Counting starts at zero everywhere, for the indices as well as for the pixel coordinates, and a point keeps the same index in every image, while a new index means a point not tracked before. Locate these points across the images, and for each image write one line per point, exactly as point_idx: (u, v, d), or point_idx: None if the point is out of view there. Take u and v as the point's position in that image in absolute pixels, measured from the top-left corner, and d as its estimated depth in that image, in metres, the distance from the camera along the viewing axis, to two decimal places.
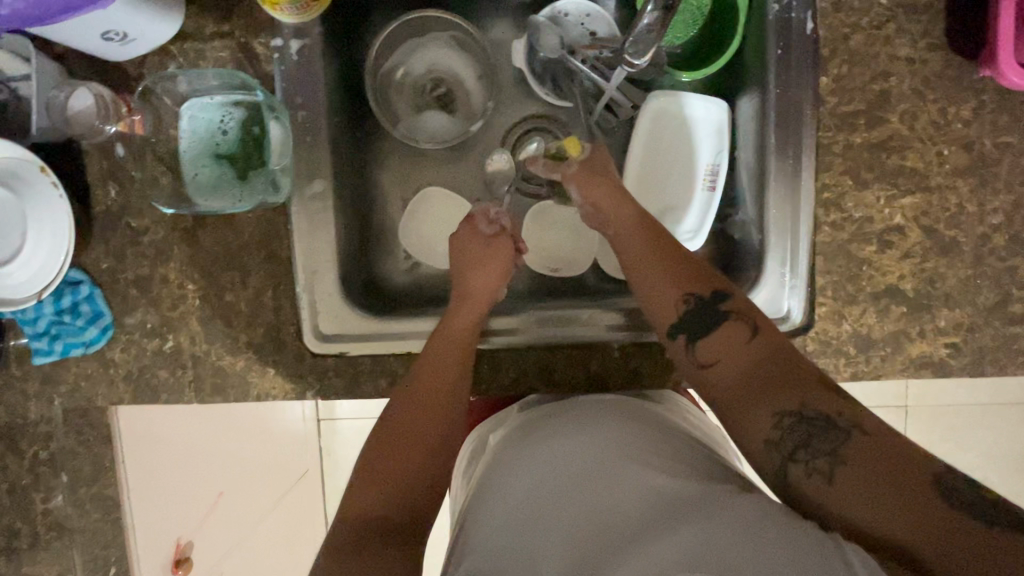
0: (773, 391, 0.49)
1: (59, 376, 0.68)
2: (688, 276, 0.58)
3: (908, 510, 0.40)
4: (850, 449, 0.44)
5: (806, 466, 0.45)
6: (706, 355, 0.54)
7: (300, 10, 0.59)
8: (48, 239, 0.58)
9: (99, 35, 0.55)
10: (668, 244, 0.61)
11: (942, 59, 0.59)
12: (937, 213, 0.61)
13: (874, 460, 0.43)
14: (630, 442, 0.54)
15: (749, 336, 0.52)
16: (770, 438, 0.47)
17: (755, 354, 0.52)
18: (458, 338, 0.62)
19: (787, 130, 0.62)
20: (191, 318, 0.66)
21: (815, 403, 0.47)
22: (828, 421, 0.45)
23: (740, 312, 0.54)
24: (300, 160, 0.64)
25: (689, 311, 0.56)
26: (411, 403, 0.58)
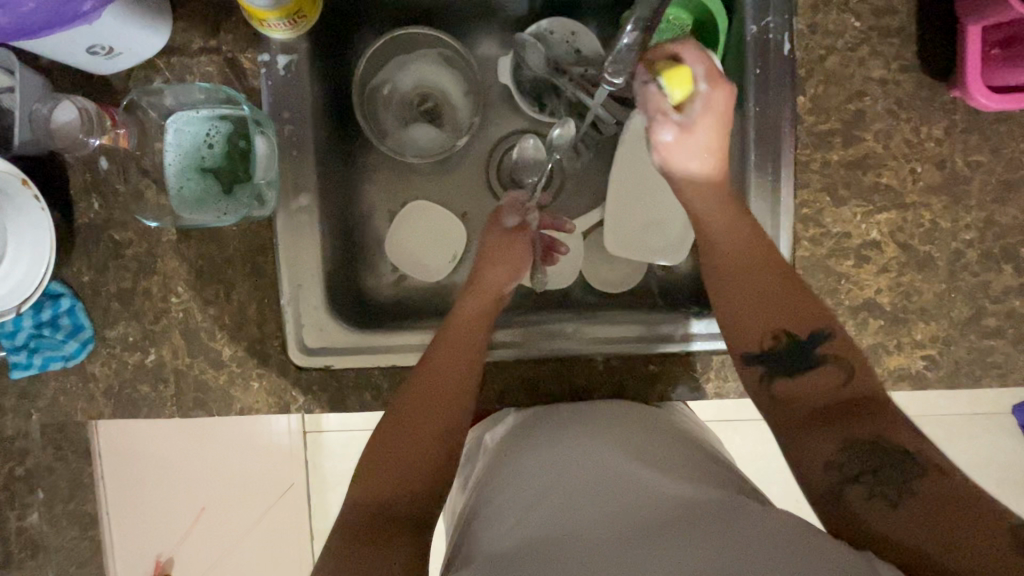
0: (853, 421, 0.48)
1: (37, 390, 0.67)
2: (786, 309, 0.55)
3: (960, 544, 0.39)
4: (925, 484, 0.43)
5: (868, 489, 0.44)
6: (783, 388, 0.53)
7: (288, 26, 0.60)
8: (27, 253, 0.57)
9: (84, 49, 0.56)
10: (770, 267, 0.57)
11: (914, 81, 0.61)
12: (911, 229, 0.63)
13: (945, 498, 0.42)
14: (642, 448, 0.55)
15: (843, 376, 0.51)
16: (832, 461, 0.47)
17: (848, 392, 0.50)
18: (473, 336, 0.62)
19: (767, 148, 0.63)
20: (174, 331, 0.66)
21: (894, 440, 0.46)
22: (908, 455, 0.45)
23: (840, 355, 0.52)
24: (286, 174, 0.64)
25: (775, 342, 0.54)
26: (424, 394, 0.57)
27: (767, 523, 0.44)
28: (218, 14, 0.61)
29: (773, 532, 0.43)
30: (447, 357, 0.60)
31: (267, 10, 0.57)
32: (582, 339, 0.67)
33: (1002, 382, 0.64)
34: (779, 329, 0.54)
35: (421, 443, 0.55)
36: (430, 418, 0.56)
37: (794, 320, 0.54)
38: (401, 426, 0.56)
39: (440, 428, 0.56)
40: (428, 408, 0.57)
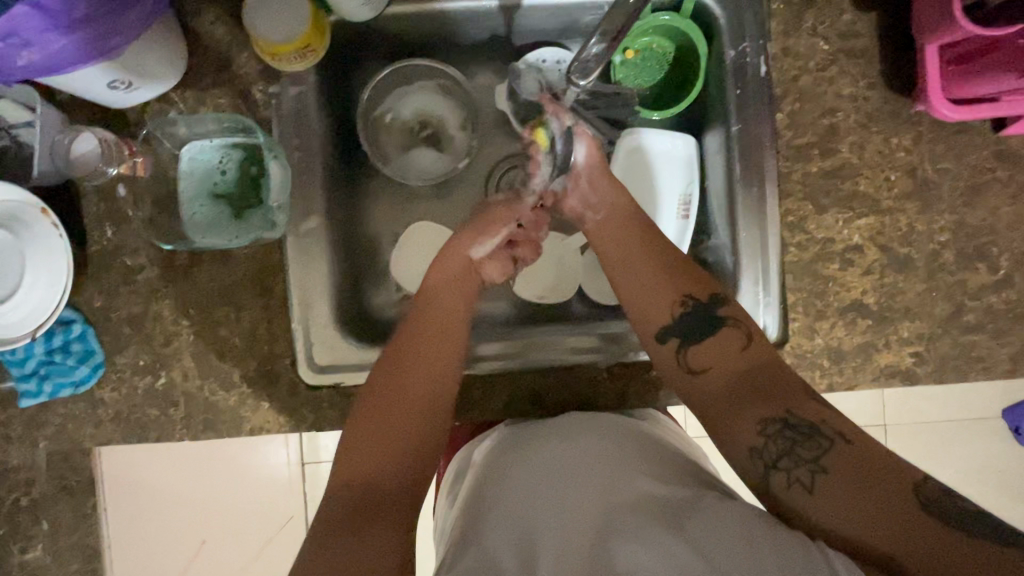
0: (759, 399, 0.53)
1: (45, 418, 0.67)
2: (682, 280, 0.64)
3: (879, 520, 0.43)
4: (832, 457, 0.47)
5: (787, 477, 0.48)
6: (698, 360, 0.59)
7: (303, 57, 0.64)
8: (45, 278, 0.58)
9: (105, 84, 0.58)
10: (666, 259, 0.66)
11: (881, 96, 0.66)
12: (890, 233, 0.67)
13: (853, 470, 0.46)
14: (619, 450, 0.57)
15: (743, 342, 0.58)
16: (754, 446, 0.51)
17: (748, 362, 0.57)
18: (435, 343, 0.64)
19: (751, 162, 0.68)
20: (185, 353, 0.67)
21: (798, 411, 0.51)
22: (812, 428, 0.49)
23: (737, 318, 0.60)
24: (296, 198, 0.67)
25: (683, 316, 0.62)
26: (385, 400, 0.59)
27: (731, 520, 0.46)
28: (229, 49, 0.64)
29: (745, 539, 0.44)
30: (401, 359, 0.62)
31: (284, 42, 0.61)
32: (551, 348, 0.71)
33: (987, 375, 0.67)
34: (686, 295, 0.62)
35: (396, 427, 0.57)
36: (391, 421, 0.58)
37: (693, 280, 0.64)
38: (370, 416, 0.58)
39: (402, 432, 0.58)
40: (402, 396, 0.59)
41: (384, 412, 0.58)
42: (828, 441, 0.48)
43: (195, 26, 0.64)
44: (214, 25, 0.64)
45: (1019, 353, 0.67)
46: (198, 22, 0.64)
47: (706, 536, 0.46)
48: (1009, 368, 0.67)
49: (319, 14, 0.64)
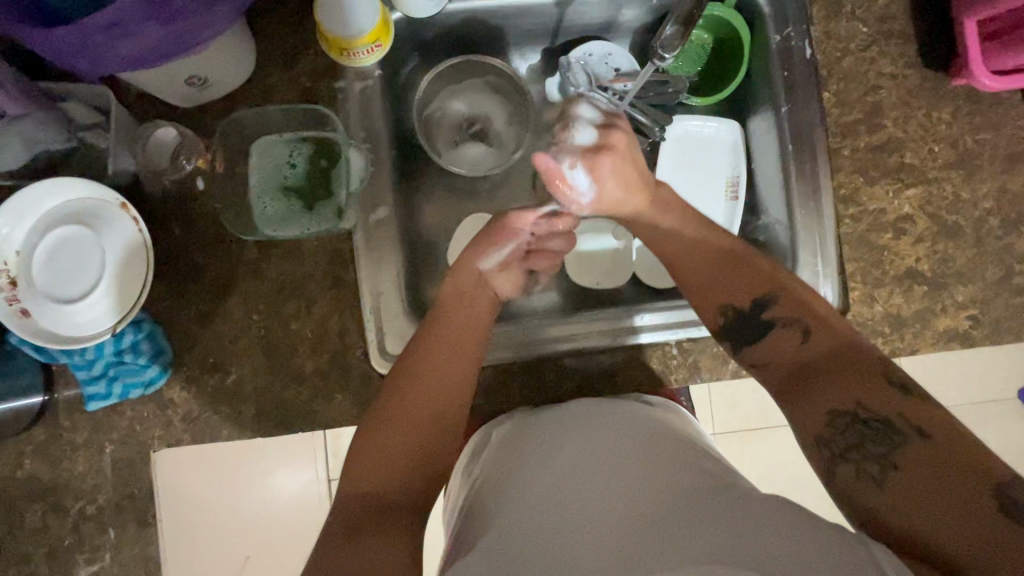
0: (826, 386, 0.52)
1: (113, 421, 0.66)
2: (729, 283, 0.63)
3: (958, 523, 0.41)
4: (905, 452, 0.46)
5: (856, 469, 0.48)
6: (759, 360, 0.60)
7: (368, 54, 0.65)
8: (128, 271, 0.59)
9: (183, 80, 0.60)
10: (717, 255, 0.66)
11: (919, 74, 0.70)
12: (938, 202, 0.70)
13: (929, 467, 0.45)
14: (640, 441, 0.56)
15: (802, 336, 0.57)
16: (821, 439, 0.51)
17: (810, 357, 0.56)
18: (452, 346, 0.62)
19: (802, 141, 0.71)
20: (256, 349, 0.66)
21: (869, 403, 0.50)
22: (887, 424, 0.48)
23: (787, 317, 0.59)
24: (366, 189, 0.68)
25: (730, 320, 0.62)
26: (400, 402, 0.57)
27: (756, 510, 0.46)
28: (297, 47, 0.66)
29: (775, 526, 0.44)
30: (421, 364, 0.60)
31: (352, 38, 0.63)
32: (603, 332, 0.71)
33: None
34: (728, 304, 0.62)
35: (405, 426, 0.56)
36: (408, 423, 0.56)
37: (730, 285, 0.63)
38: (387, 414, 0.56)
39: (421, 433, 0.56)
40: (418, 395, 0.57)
41: (399, 415, 0.56)
42: (901, 436, 0.47)
43: (264, 25, 0.66)
44: (282, 24, 0.66)
45: None
46: (266, 22, 0.66)
47: (732, 519, 0.45)
48: None
49: (384, 11, 0.66)
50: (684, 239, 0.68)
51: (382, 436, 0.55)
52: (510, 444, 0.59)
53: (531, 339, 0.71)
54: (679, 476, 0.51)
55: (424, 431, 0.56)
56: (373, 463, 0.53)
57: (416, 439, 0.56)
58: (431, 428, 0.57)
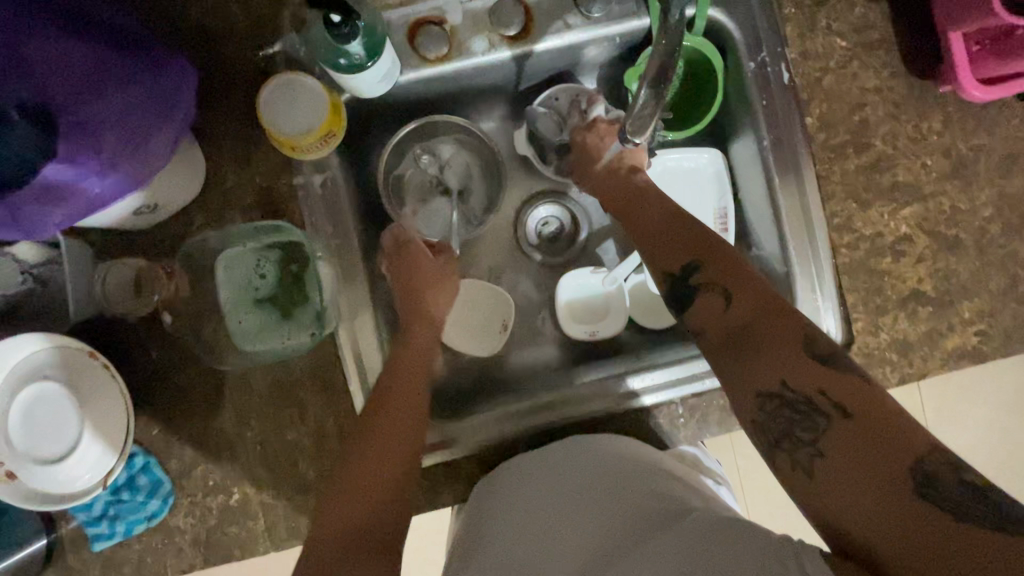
0: (758, 347, 0.47)
1: (121, 557, 0.64)
2: (668, 246, 0.58)
3: (882, 506, 0.38)
4: (832, 440, 0.41)
5: (790, 458, 0.44)
6: (691, 322, 0.53)
7: (321, 146, 0.61)
8: (105, 422, 0.57)
9: (130, 211, 0.56)
10: (669, 224, 0.60)
11: (905, 84, 0.66)
12: (936, 217, 0.67)
13: (855, 451, 0.40)
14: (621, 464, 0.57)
15: (724, 301, 0.51)
16: (753, 417, 0.47)
17: (737, 316, 0.50)
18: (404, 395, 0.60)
19: (787, 169, 0.67)
20: (255, 464, 0.64)
21: (796, 381, 0.45)
22: (809, 404, 0.44)
23: (713, 280, 0.53)
24: (344, 291, 0.66)
25: (668, 285, 0.56)
26: (375, 422, 0.57)
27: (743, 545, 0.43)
28: (246, 148, 0.62)
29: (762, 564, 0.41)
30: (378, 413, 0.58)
31: (303, 137, 0.59)
32: (588, 400, 0.69)
33: None
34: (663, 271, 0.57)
35: (388, 456, 0.55)
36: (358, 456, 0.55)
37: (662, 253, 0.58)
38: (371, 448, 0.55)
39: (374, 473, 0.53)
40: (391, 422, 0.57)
41: (371, 434, 0.56)
42: (825, 416, 0.43)
43: (208, 129, 0.62)
44: (226, 125, 0.62)
45: None
46: (210, 125, 0.62)
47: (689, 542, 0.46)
48: None
49: (332, 97, 0.62)
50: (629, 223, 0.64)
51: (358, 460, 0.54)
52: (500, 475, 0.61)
53: (519, 416, 0.69)
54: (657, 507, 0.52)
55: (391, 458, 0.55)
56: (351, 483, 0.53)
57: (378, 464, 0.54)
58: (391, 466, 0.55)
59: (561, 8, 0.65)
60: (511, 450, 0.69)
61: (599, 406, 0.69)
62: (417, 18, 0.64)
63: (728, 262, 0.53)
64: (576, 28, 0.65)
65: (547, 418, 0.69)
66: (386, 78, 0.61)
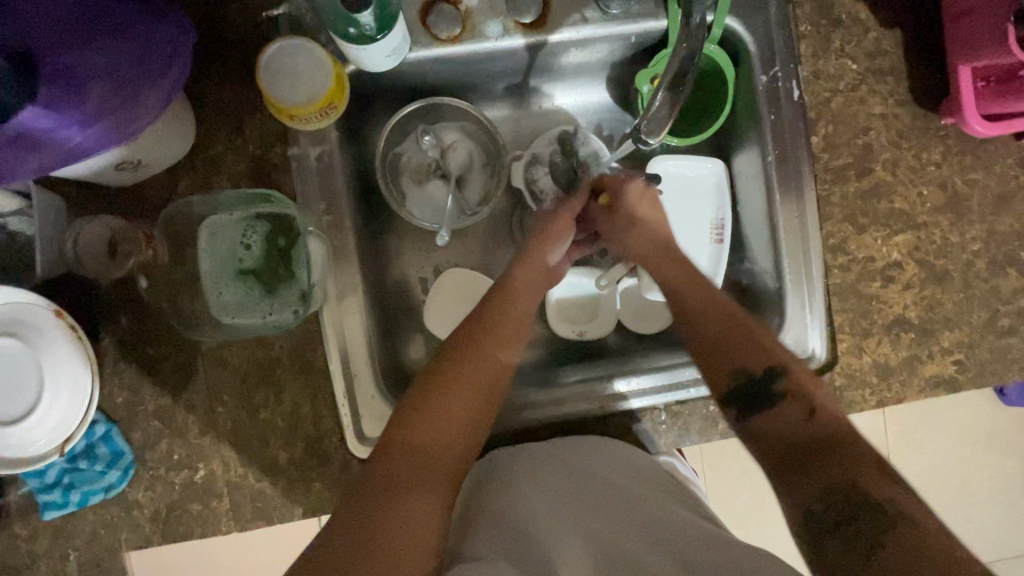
0: (829, 459, 0.48)
1: (74, 527, 0.61)
2: (757, 332, 0.58)
3: None
4: (895, 536, 0.42)
5: (845, 542, 0.44)
6: (759, 428, 0.54)
7: (320, 118, 0.59)
8: (66, 387, 0.54)
9: (111, 167, 0.53)
10: (727, 307, 0.60)
11: (910, 112, 0.67)
12: (927, 247, 0.68)
13: (912, 557, 0.40)
14: (628, 500, 0.57)
15: (807, 414, 0.52)
16: (808, 508, 0.47)
17: (813, 432, 0.50)
18: (481, 375, 0.58)
19: (789, 187, 0.67)
20: (224, 441, 0.62)
21: (866, 485, 0.45)
22: (871, 506, 0.44)
23: (796, 391, 0.54)
24: (333, 274, 0.64)
25: (739, 384, 0.56)
26: (439, 407, 0.55)
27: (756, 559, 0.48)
28: (241, 112, 0.59)
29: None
30: (434, 400, 0.55)
31: (302, 106, 0.56)
32: (574, 401, 0.69)
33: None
34: (740, 368, 0.56)
35: (446, 454, 0.53)
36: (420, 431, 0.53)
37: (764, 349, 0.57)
38: (421, 442, 0.52)
39: (430, 466, 0.51)
40: (439, 429, 0.54)
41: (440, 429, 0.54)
42: (890, 520, 0.43)
43: (201, 89, 0.59)
44: (222, 86, 0.59)
45: None
46: (205, 85, 0.59)
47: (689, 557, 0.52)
48: None
49: (337, 66, 0.59)
50: (693, 301, 0.62)
51: (408, 450, 0.52)
52: (490, 494, 0.59)
53: (501, 413, 0.68)
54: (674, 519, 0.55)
55: (452, 449, 0.53)
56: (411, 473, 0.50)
57: (439, 438, 0.53)
58: (456, 440, 0.54)
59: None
60: (488, 443, 0.68)
61: (584, 408, 0.68)
62: None
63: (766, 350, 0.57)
64: (594, 23, 0.64)
65: (530, 415, 0.68)
66: (395, 53, 0.58)
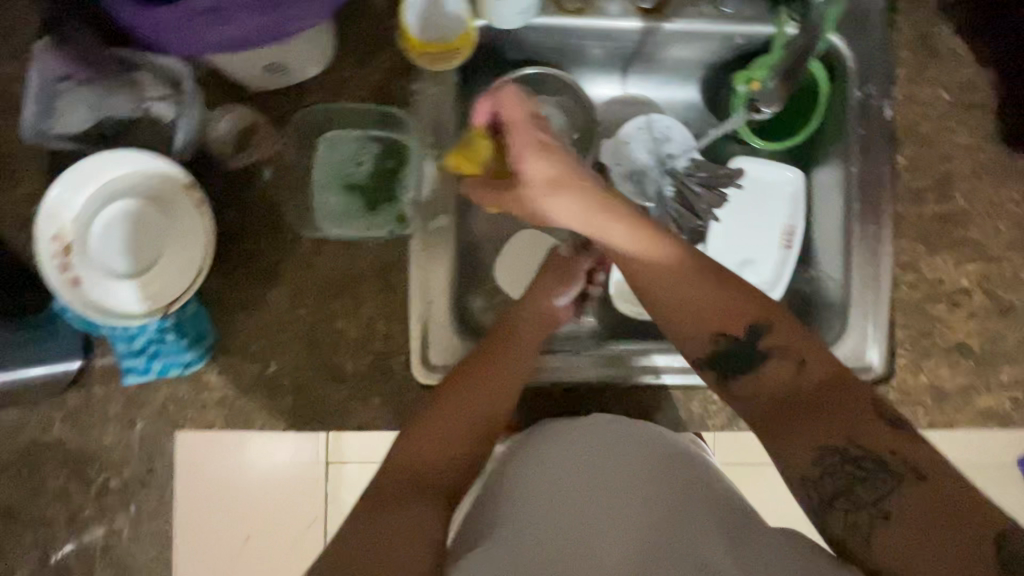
0: (846, 425, 0.45)
1: (147, 396, 0.65)
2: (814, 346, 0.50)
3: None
4: (899, 501, 0.42)
5: (846, 518, 0.43)
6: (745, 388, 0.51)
7: (446, 60, 0.64)
8: (181, 254, 0.58)
9: (262, 66, 0.59)
10: (794, 326, 0.51)
11: (996, 149, 0.69)
12: (996, 280, 0.69)
13: (920, 514, 0.41)
14: (636, 477, 0.54)
15: (892, 452, 0.43)
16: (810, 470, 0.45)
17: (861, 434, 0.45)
18: (472, 389, 0.58)
19: (870, 199, 0.69)
20: (299, 342, 0.66)
21: (871, 450, 0.44)
22: (878, 465, 0.43)
23: (874, 412, 0.46)
24: (431, 201, 0.67)
25: (843, 460, 0.44)
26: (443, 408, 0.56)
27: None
28: (378, 45, 0.65)
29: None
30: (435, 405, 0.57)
31: None
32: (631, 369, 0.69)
33: None
34: (845, 432, 0.45)
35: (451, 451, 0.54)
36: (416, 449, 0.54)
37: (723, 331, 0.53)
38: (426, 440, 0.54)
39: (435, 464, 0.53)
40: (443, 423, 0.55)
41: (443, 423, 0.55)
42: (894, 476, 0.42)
43: (348, 19, 0.65)
44: (366, 20, 0.65)
45: None
46: (352, 16, 0.65)
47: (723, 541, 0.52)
48: None
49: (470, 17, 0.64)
50: (731, 297, 0.53)
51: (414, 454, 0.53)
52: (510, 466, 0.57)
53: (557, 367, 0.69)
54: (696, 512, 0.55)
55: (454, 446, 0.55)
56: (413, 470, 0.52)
57: (435, 456, 0.54)
58: (455, 458, 0.55)
59: None
60: (541, 394, 0.69)
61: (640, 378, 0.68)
62: None
63: (800, 333, 0.51)
64: (707, 18, 0.69)
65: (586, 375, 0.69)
66: (524, 13, 0.64)
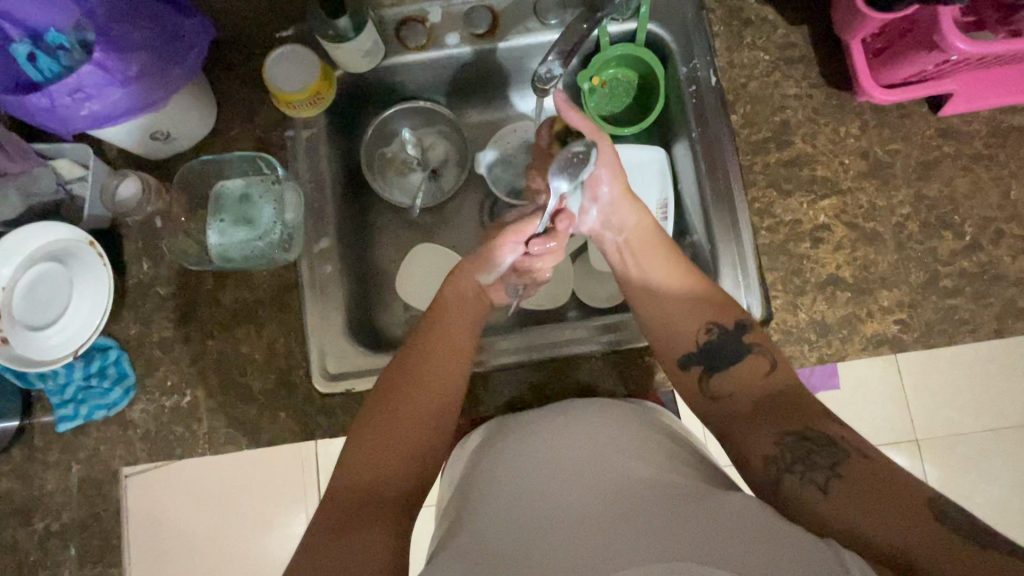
0: (782, 415, 0.54)
1: (80, 441, 0.71)
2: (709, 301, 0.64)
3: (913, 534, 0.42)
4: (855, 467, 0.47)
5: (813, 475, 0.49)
6: (721, 388, 0.60)
7: (308, 106, 0.74)
8: (88, 304, 0.68)
9: (146, 135, 0.70)
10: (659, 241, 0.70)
11: (823, 93, 0.74)
12: (854, 210, 0.72)
13: (873, 478, 0.46)
14: (628, 448, 0.55)
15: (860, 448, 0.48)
16: (769, 457, 0.52)
17: (768, 388, 0.58)
18: (437, 368, 0.63)
19: (714, 159, 0.75)
20: (208, 371, 0.72)
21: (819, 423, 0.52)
22: (831, 441, 0.50)
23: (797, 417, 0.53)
24: (307, 223, 0.75)
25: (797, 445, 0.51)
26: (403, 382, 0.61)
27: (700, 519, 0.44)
28: (252, 104, 0.76)
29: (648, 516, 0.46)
30: (399, 387, 0.61)
31: (294, 93, 0.72)
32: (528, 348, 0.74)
33: (975, 337, 0.69)
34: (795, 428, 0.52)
35: (411, 426, 0.59)
36: (359, 464, 0.56)
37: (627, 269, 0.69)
38: (381, 429, 0.58)
39: (407, 443, 0.58)
40: (413, 399, 0.60)
41: (397, 391, 0.61)
42: (846, 451, 0.49)
43: (225, 88, 0.76)
44: (239, 86, 0.76)
45: (1001, 313, 0.69)
46: (227, 85, 0.76)
47: (713, 516, 0.44)
48: (995, 328, 0.69)
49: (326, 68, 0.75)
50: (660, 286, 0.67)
51: (382, 427, 0.59)
52: (474, 472, 0.58)
53: None
54: (645, 472, 0.51)
55: (416, 426, 0.59)
56: (375, 453, 0.57)
57: (381, 475, 0.56)
58: (397, 467, 0.57)
59: (523, 15, 0.77)
60: None
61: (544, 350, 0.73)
62: (404, 16, 0.78)
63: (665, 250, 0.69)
64: (534, 31, 0.77)
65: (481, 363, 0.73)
66: (368, 55, 0.74)
